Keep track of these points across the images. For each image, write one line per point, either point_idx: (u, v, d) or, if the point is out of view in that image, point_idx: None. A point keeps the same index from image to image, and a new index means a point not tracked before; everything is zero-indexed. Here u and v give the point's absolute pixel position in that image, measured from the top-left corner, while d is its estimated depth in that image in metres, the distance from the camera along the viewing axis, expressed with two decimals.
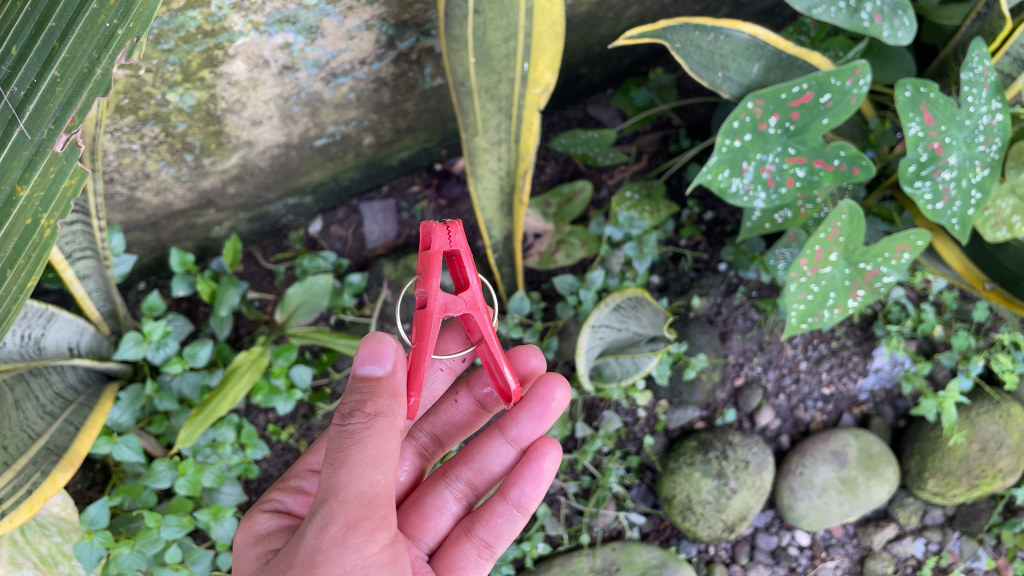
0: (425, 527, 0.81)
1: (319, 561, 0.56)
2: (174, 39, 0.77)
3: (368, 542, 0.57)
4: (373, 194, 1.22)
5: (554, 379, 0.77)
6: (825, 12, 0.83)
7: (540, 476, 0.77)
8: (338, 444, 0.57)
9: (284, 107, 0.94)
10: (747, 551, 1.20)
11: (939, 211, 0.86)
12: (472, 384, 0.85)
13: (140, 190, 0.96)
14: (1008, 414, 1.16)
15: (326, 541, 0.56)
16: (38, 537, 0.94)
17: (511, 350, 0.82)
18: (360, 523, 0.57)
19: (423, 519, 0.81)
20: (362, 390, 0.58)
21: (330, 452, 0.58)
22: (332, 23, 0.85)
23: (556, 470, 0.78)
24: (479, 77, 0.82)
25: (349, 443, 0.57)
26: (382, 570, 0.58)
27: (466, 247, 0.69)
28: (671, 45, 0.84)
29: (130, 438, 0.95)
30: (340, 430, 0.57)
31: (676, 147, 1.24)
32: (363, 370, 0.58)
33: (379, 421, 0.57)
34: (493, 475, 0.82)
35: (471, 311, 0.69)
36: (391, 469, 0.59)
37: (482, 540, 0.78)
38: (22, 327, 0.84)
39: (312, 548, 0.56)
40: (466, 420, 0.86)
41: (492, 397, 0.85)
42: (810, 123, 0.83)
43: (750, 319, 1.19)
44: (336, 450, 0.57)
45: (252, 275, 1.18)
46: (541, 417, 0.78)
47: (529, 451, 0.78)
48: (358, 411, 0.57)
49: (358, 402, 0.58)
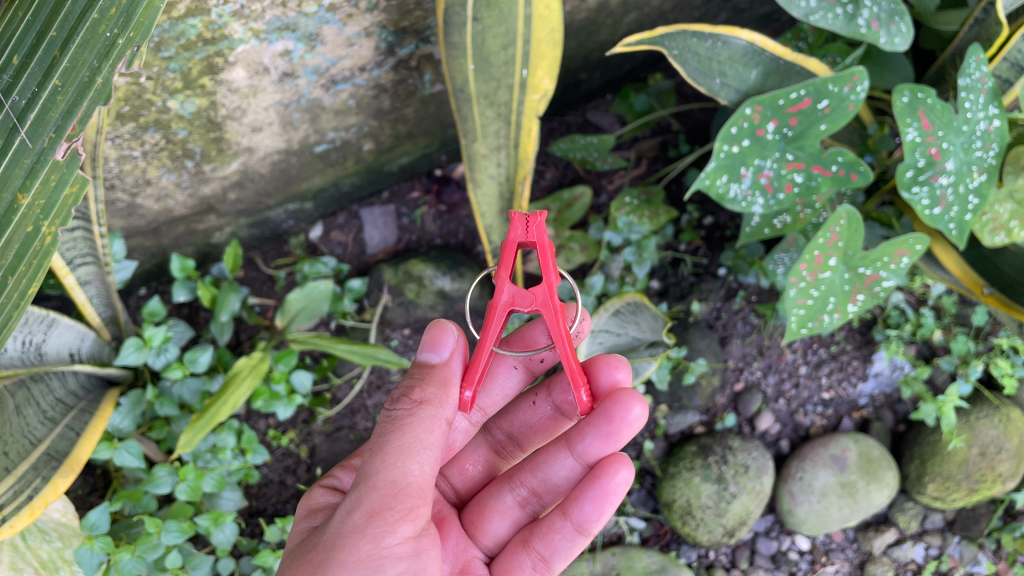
0: (485, 528, 0.82)
1: (340, 543, 0.59)
2: (175, 47, 0.78)
3: (389, 533, 0.59)
4: (373, 199, 1.22)
5: (630, 397, 0.72)
6: (823, 19, 0.83)
7: (603, 497, 0.73)
8: (382, 429, 0.62)
9: (284, 113, 0.94)
10: (747, 556, 1.20)
11: (937, 217, 0.87)
12: (552, 388, 0.85)
13: (141, 197, 0.97)
14: (1007, 418, 1.16)
15: (348, 525, 0.59)
16: (39, 542, 0.94)
17: (593, 358, 0.77)
18: (383, 512, 0.59)
19: (483, 520, 0.82)
20: (415, 376, 0.64)
21: (375, 436, 0.62)
22: (332, 30, 0.86)
23: (623, 493, 0.73)
24: (478, 84, 0.82)
25: (390, 428, 0.61)
26: (399, 564, 0.59)
27: (546, 239, 0.68)
28: (668, 52, 0.84)
29: (131, 444, 0.95)
30: (387, 415, 0.62)
31: (674, 152, 1.24)
32: (422, 358, 0.65)
33: (422, 408, 0.62)
34: (557, 486, 0.81)
35: (539, 307, 0.67)
36: (426, 463, 0.61)
37: (539, 553, 0.77)
38: (23, 333, 0.84)
39: (336, 530, 0.60)
40: (543, 424, 0.87)
41: (571, 405, 0.85)
42: (808, 129, 0.83)
43: (749, 324, 1.19)
44: (379, 435, 0.62)
45: (252, 281, 1.18)
46: (608, 436, 0.75)
47: (597, 468, 0.74)
48: (405, 397, 0.62)
49: (406, 389, 0.63)
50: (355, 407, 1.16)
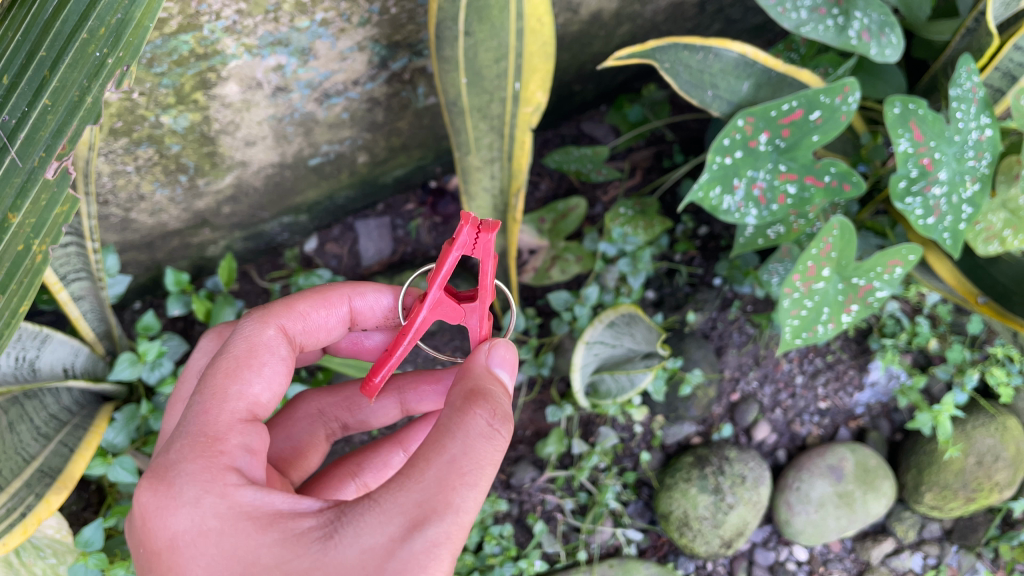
0: (298, 464, 0.74)
1: None
2: (167, 63, 0.77)
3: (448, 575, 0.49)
4: (368, 212, 1.22)
5: None
6: (813, 31, 0.84)
7: None
8: (479, 454, 0.50)
9: (277, 127, 0.94)
10: (744, 566, 1.20)
11: (930, 226, 0.87)
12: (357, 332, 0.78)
13: (135, 212, 0.96)
14: (1004, 427, 1.16)
15: (433, 560, 0.46)
16: (33, 559, 0.94)
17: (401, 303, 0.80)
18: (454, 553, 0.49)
19: (298, 457, 0.74)
20: (508, 402, 0.55)
21: (460, 451, 0.49)
22: (325, 45, 0.86)
23: None
24: (471, 97, 0.82)
25: (491, 455, 0.51)
26: None
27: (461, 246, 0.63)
28: (660, 65, 0.85)
29: (124, 458, 0.94)
30: (487, 433, 0.51)
31: (669, 162, 1.25)
32: (495, 369, 0.59)
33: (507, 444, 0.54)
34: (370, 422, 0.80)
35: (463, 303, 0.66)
36: None
37: (365, 483, 0.76)
38: (16, 349, 0.83)
39: (412, 564, 0.45)
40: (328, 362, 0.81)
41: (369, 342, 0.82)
42: (801, 140, 0.83)
43: (745, 334, 1.19)
44: (475, 456, 0.50)
45: (247, 294, 1.18)
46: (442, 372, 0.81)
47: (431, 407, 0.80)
48: (507, 424, 0.53)
49: (504, 414, 0.54)
50: None
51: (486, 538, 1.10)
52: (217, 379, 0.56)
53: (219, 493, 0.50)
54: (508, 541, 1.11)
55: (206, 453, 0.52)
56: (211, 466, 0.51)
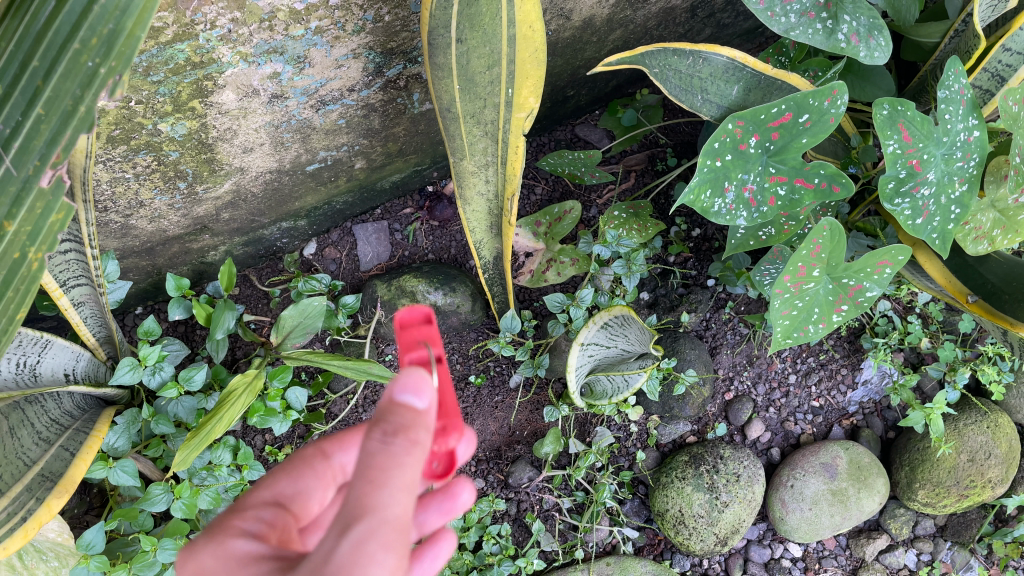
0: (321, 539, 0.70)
1: None
2: (163, 71, 0.79)
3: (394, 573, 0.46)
4: (366, 216, 1.24)
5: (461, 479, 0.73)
6: (802, 34, 0.85)
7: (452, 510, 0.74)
8: (379, 460, 0.48)
9: (274, 134, 0.96)
10: (740, 564, 1.21)
11: (920, 227, 0.88)
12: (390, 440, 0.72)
13: (134, 218, 0.98)
14: (995, 424, 1.18)
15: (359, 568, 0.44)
16: (36, 562, 0.96)
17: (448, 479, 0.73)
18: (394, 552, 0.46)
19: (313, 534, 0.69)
20: (403, 414, 0.50)
21: (360, 462, 0.48)
22: (320, 52, 0.87)
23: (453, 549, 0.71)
24: (464, 103, 0.84)
25: (391, 461, 0.48)
26: None
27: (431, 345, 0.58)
28: (649, 70, 0.85)
29: (126, 462, 0.96)
30: (382, 442, 0.48)
31: (662, 165, 1.26)
32: (400, 398, 0.51)
33: (419, 449, 0.49)
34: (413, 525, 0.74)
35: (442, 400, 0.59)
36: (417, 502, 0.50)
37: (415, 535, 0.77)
38: (16, 355, 0.86)
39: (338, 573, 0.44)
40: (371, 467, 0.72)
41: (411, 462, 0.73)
42: (790, 142, 0.84)
43: (738, 334, 1.21)
44: (369, 462, 0.48)
45: (247, 298, 1.20)
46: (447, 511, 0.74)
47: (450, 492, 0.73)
48: (404, 431, 0.49)
49: (400, 423, 0.50)
50: (351, 421, 1.17)
51: (484, 537, 1.11)
52: (265, 476, 0.64)
53: (219, 541, 0.53)
54: (505, 540, 1.13)
55: (222, 523, 0.56)
56: (222, 526, 0.55)
